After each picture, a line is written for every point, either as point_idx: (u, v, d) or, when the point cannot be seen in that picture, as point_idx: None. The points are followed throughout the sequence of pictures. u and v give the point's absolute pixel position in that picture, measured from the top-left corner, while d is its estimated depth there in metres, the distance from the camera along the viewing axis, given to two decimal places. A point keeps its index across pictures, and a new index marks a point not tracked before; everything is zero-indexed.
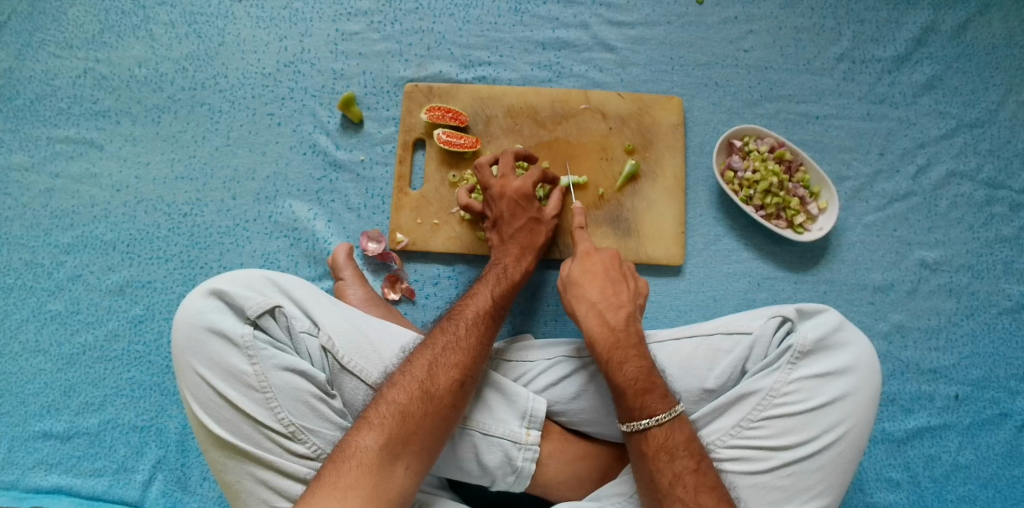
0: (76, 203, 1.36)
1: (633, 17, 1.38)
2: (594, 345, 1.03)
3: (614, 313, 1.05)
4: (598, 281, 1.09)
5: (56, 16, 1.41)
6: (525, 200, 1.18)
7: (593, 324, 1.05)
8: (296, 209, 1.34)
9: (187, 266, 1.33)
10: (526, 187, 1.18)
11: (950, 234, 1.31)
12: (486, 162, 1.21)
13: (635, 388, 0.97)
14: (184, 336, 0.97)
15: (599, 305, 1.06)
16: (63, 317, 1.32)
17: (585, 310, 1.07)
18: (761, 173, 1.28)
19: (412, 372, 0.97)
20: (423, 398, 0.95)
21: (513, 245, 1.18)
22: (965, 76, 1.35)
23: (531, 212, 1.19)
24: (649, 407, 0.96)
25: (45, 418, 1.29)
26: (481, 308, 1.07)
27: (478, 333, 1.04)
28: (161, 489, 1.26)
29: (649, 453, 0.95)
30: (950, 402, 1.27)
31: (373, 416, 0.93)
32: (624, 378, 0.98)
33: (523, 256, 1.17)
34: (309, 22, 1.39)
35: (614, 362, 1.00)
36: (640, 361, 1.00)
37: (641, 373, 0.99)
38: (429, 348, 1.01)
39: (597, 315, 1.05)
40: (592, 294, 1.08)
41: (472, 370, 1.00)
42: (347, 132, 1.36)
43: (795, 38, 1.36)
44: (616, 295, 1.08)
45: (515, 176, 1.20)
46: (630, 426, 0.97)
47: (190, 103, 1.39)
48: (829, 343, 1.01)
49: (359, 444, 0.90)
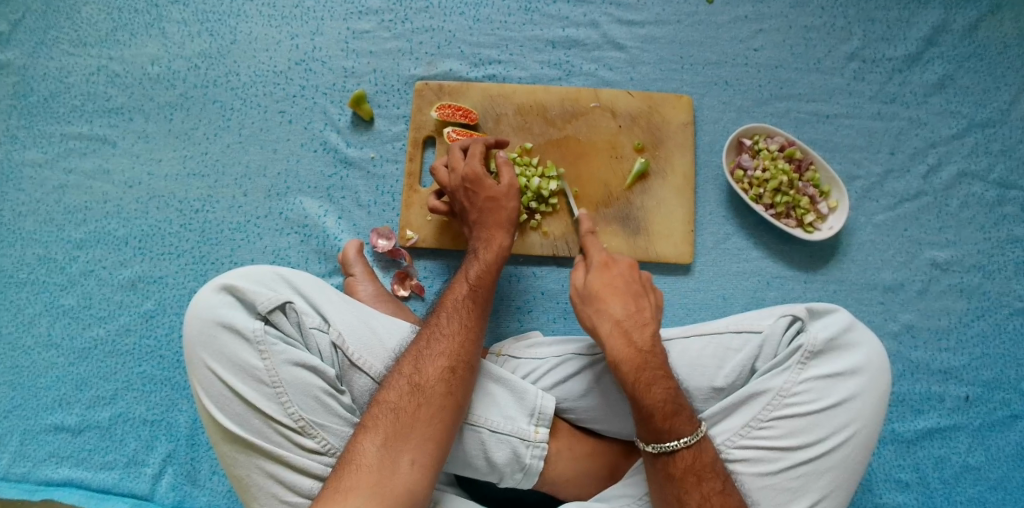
0: (89, 199, 1.37)
1: (643, 16, 1.38)
2: (619, 366, 0.98)
3: (639, 332, 1.01)
4: (620, 296, 1.04)
5: (70, 14, 1.42)
6: (477, 180, 1.14)
7: (617, 344, 0.99)
8: (306, 206, 1.35)
9: (199, 262, 1.34)
10: (474, 168, 1.15)
11: (961, 234, 1.31)
12: (440, 164, 1.20)
13: (664, 410, 0.94)
14: (195, 330, 0.98)
15: (624, 323, 1.01)
16: (75, 312, 1.33)
17: (610, 328, 1.01)
18: (771, 172, 1.28)
19: (401, 370, 0.98)
20: (413, 392, 0.95)
21: (483, 229, 1.14)
22: (976, 76, 1.34)
23: (485, 191, 1.14)
24: (677, 430, 0.94)
25: (57, 412, 1.30)
26: (461, 294, 1.06)
27: (461, 317, 1.03)
28: (172, 483, 1.27)
29: (677, 474, 0.93)
30: (960, 403, 1.27)
31: (369, 419, 0.94)
32: (653, 399, 0.95)
33: (494, 236, 1.12)
34: (320, 20, 1.40)
35: (642, 384, 0.96)
36: (667, 383, 0.96)
37: (669, 395, 0.95)
38: (415, 343, 1.01)
39: (622, 335, 1.00)
40: (615, 309, 1.02)
41: (462, 356, 0.99)
42: (357, 130, 1.37)
43: (805, 38, 1.36)
44: (640, 313, 1.03)
45: (463, 160, 1.18)
46: (657, 446, 0.94)
47: (203, 100, 1.40)
48: (839, 343, 1.01)
49: (359, 447, 0.91)
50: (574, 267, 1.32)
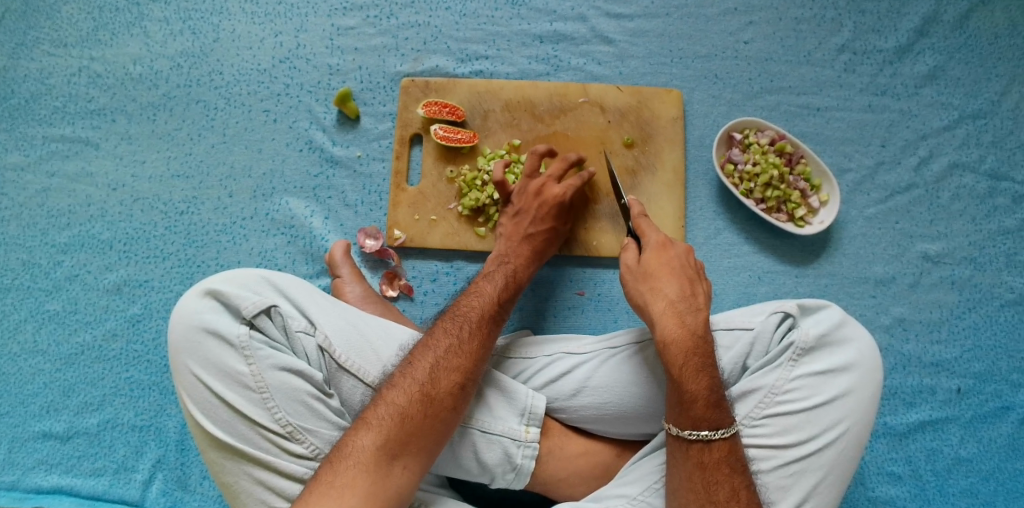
0: (72, 202, 1.35)
1: (632, 9, 1.36)
2: (669, 347, 0.97)
3: (694, 316, 1.00)
4: (676, 278, 1.04)
5: (50, 14, 1.40)
6: (558, 206, 1.18)
7: (669, 324, 0.99)
8: (293, 206, 1.33)
9: (184, 264, 1.33)
10: (565, 195, 1.19)
11: (952, 226, 1.30)
12: (540, 152, 1.22)
13: (707, 399, 0.93)
14: (180, 336, 0.96)
15: (679, 305, 1.00)
16: (61, 317, 1.32)
17: (662, 308, 1.01)
18: (762, 166, 1.27)
19: (413, 375, 0.95)
20: (423, 401, 0.93)
21: (526, 244, 1.17)
22: (967, 66, 1.33)
23: (555, 219, 1.19)
24: (716, 421, 0.93)
25: (44, 419, 1.29)
26: (485, 310, 1.04)
27: (481, 336, 1.01)
28: (161, 488, 1.25)
29: (709, 465, 0.92)
30: (952, 396, 1.27)
31: (371, 417, 0.91)
32: (697, 386, 0.94)
33: (533, 263, 1.17)
34: (304, 17, 1.38)
35: (690, 368, 0.95)
36: (711, 373, 0.95)
37: (713, 385, 0.95)
38: (431, 349, 0.98)
39: (676, 316, 0.99)
40: (670, 291, 1.02)
41: (474, 373, 0.98)
42: (343, 128, 1.35)
43: (795, 30, 1.35)
44: (694, 297, 1.02)
45: (555, 183, 1.21)
46: (693, 434, 0.92)
47: (186, 100, 1.38)
48: (831, 339, 1.00)
49: (356, 444, 0.89)
50: (565, 265, 1.31)
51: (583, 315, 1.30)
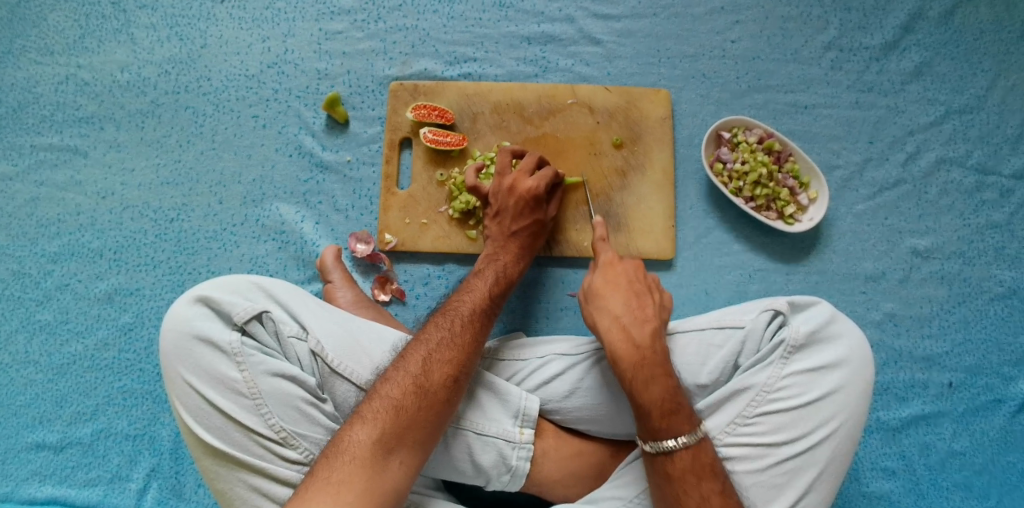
0: (61, 211, 1.34)
1: (619, 10, 1.37)
2: (617, 363, 0.98)
3: (639, 329, 1.00)
4: (622, 293, 1.05)
5: (36, 22, 1.39)
6: (535, 201, 1.17)
7: (616, 339, 0.99)
8: (283, 212, 1.33)
9: (176, 272, 1.32)
10: (539, 188, 1.16)
11: (941, 221, 1.31)
12: (507, 152, 1.21)
13: (662, 410, 0.94)
14: (172, 344, 0.96)
15: (623, 320, 1.01)
16: (52, 326, 1.31)
17: (608, 324, 1.02)
18: (750, 164, 1.27)
19: (406, 367, 0.96)
20: (417, 392, 0.93)
21: (514, 243, 1.17)
22: (953, 62, 1.34)
23: (538, 214, 1.18)
24: (674, 430, 0.93)
25: (37, 429, 1.28)
26: (475, 307, 1.05)
27: (473, 330, 1.02)
28: (157, 497, 1.25)
29: (676, 475, 0.93)
30: (944, 390, 1.27)
31: (366, 411, 0.91)
32: (650, 398, 0.94)
33: (521, 260, 1.17)
34: (292, 22, 1.38)
35: (639, 382, 0.95)
36: (666, 381, 0.96)
37: (667, 393, 0.95)
38: (424, 344, 0.99)
39: (620, 331, 1.00)
40: (616, 307, 1.03)
41: (467, 367, 0.99)
42: (332, 133, 1.35)
43: (782, 28, 1.35)
44: (641, 310, 1.03)
45: (529, 177, 1.19)
46: (653, 446, 0.95)
47: (174, 107, 1.37)
48: (821, 336, 1.01)
49: (352, 438, 0.88)
50: (556, 266, 1.31)
51: (575, 316, 1.30)
